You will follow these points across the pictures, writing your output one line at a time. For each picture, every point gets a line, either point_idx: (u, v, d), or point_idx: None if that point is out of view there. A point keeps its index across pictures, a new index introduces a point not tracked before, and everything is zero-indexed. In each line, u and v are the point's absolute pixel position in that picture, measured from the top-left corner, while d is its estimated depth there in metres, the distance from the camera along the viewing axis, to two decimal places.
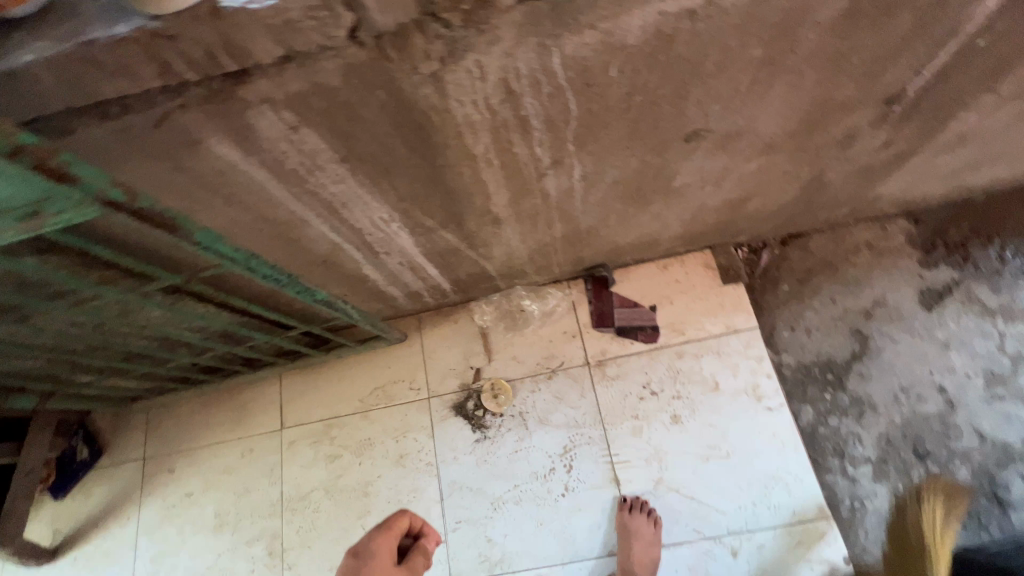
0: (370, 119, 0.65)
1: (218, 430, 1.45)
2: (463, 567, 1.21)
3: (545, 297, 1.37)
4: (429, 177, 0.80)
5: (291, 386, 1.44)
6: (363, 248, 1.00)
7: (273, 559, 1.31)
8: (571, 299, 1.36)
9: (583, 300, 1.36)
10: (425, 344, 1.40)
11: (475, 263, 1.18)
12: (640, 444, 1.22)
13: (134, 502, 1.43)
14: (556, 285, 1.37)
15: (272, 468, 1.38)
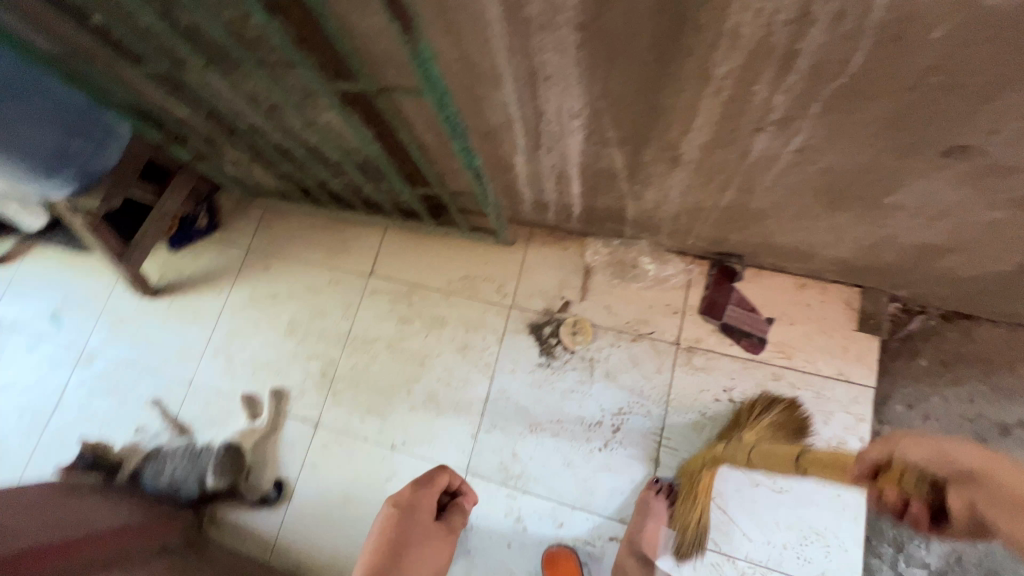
0: None
1: (316, 251, 1.52)
2: (482, 467, 1.26)
3: (663, 263, 1.30)
4: (646, 84, 0.74)
5: (392, 241, 1.48)
6: (530, 135, 0.96)
7: (324, 380, 1.40)
8: (688, 276, 1.29)
9: (700, 282, 1.28)
10: (527, 257, 1.39)
11: (619, 199, 1.13)
12: (694, 440, 1.19)
13: (229, 280, 1.56)
14: (679, 257, 1.30)
15: (349, 305, 1.45)
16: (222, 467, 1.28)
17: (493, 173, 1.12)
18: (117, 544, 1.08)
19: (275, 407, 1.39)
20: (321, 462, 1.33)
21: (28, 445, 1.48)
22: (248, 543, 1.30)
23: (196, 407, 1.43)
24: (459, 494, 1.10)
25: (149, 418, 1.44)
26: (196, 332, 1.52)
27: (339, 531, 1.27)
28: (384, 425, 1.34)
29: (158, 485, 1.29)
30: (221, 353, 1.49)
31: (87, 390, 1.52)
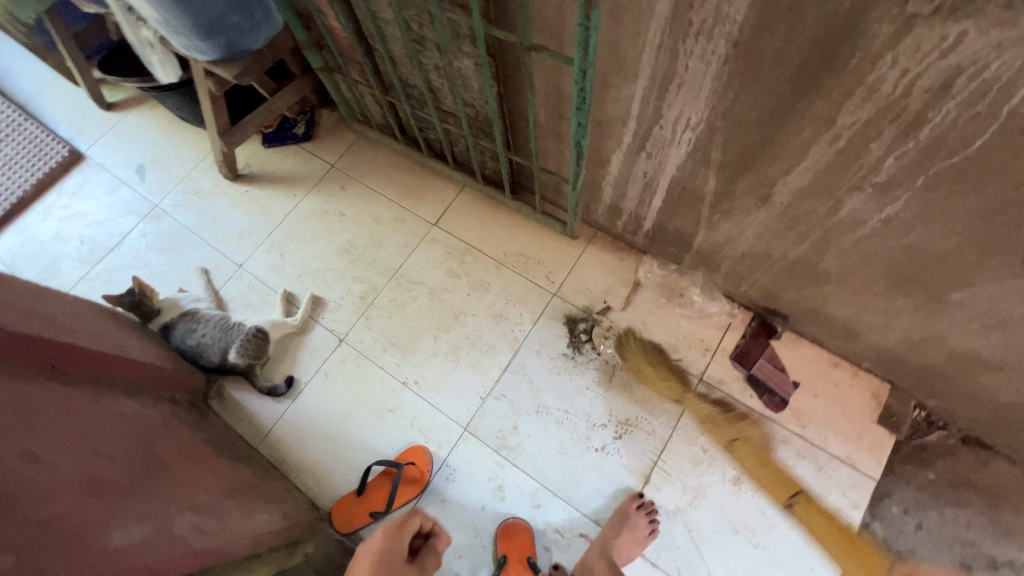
0: (804, 21, 0.66)
1: (392, 188, 1.60)
2: (482, 429, 1.28)
3: (709, 302, 1.34)
4: (770, 114, 0.81)
5: (464, 200, 1.55)
6: (639, 136, 1.03)
7: (361, 303, 1.46)
8: (728, 320, 1.33)
9: (738, 329, 1.32)
10: (584, 254, 1.44)
11: (694, 224, 1.18)
12: (688, 471, 1.21)
13: (304, 187, 1.64)
14: (727, 300, 1.34)
15: (406, 244, 1.52)
16: (244, 349, 1.30)
17: (588, 165, 1.19)
18: (139, 376, 1.15)
19: (309, 311, 1.45)
20: (334, 374, 1.38)
21: (78, 273, 1.57)
22: (242, 425, 1.35)
23: (238, 288, 1.52)
24: (434, 534, 0.95)
25: (194, 284, 1.51)
26: (260, 223, 1.60)
27: (330, 442, 1.31)
28: (402, 361, 1.38)
29: (184, 344, 1.34)
30: (275, 248, 1.56)
31: (146, 242, 1.61)
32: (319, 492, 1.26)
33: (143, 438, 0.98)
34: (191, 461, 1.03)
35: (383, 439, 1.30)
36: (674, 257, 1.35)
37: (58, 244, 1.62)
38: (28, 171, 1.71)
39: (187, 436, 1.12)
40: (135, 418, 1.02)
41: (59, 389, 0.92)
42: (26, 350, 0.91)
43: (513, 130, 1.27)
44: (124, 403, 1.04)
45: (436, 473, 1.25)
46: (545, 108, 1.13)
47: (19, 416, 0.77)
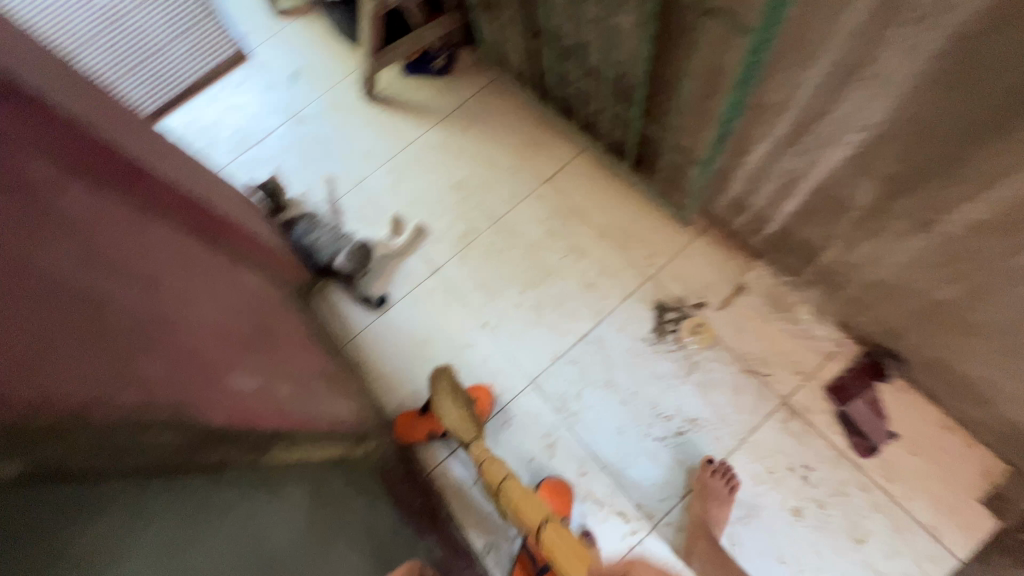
0: None
1: (513, 138, 1.61)
2: (546, 387, 1.31)
3: (816, 324, 1.24)
4: (973, 125, 0.71)
5: (580, 164, 1.53)
6: (796, 128, 0.95)
7: (460, 242, 1.51)
8: (834, 349, 1.22)
9: (842, 362, 1.22)
10: (691, 244, 1.38)
11: (827, 238, 1.08)
12: (747, 487, 1.16)
13: (431, 120, 1.70)
14: (837, 328, 1.23)
15: (514, 195, 1.53)
16: (352, 255, 1.43)
17: (727, 150, 1.12)
18: (264, 257, 1.29)
19: (412, 237, 1.53)
20: (422, 300, 1.46)
21: (226, 159, 1.77)
22: (334, 323, 1.46)
23: (354, 201, 1.63)
24: None
25: (318, 191, 1.65)
26: (385, 146, 1.69)
27: (405, 360, 1.40)
28: (486, 304, 1.42)
29: (302, 239, 1.47)
30: (394, 172, 1.65)
31: (285, 143, 1.76)
32: (387, 402, 1.36)
33: (261, 310, 1.11)
34: (295, 341, 1.16)
35: (452, 371, 1.37)
36: (792, 268, 1.26)
37: (215, 129, 1.83)
38: (203, 60, 1.93)
39: (292, 319, 1.25)
40: (256, 291, 1.16)
41: (209, 251, 1.07)
42: (184, 210, 1.06)
43: (653, 100, 1.22)
44: (251, 276, 1.18)
45: (494, 416, 1.30)
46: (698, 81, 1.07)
47: (176, 263, 0.91)
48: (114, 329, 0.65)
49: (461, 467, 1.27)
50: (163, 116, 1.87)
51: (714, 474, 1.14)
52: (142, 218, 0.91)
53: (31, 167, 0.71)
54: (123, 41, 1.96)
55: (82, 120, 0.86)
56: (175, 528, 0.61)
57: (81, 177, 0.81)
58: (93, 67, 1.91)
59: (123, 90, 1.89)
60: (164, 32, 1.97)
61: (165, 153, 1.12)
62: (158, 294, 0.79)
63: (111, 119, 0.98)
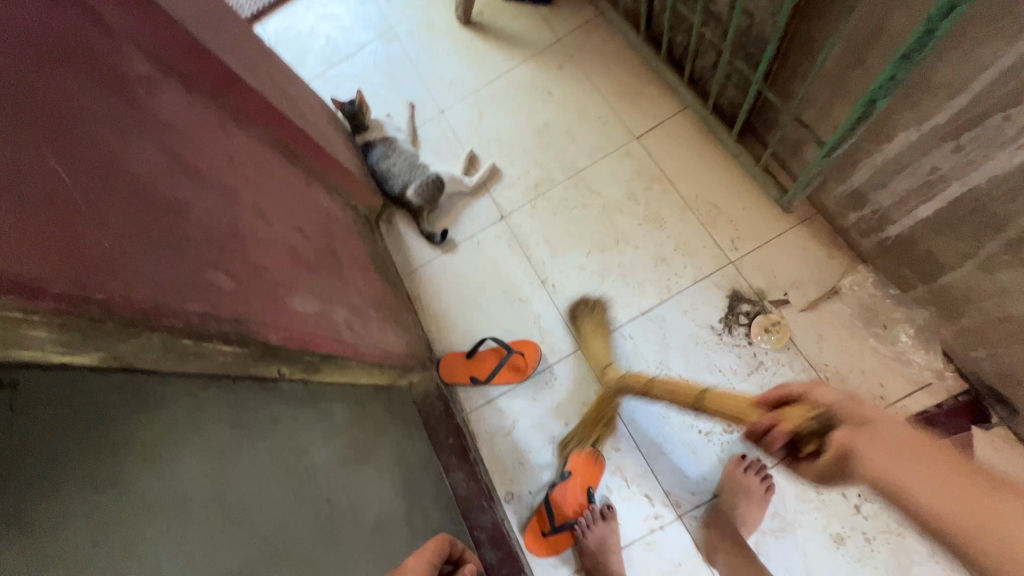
0: None
1: (609, 84, 1.47)
2: (596, 355, 1.27)
3: (917, 349, 1.09)
4: None
5: (679, 123, 1.37)
6: (961, 119, 0.77)
7: (533, 190, 1.44)
8: (930, 380, 1.08)
9: (937, 395, 1.07)
10: (787, 234, 1.23)
11: (962, 255, 0.91)
12: (788, 500, 1.09)
13: (525, 53, 1.58)
14: (942, 358, 1.07)
15: (599, 148, 1.42)
16: (421, 191, 1.39)
17: (861, 133, 0.95)
18: (339, 178, 1.31)
19: (485, 178, 1.47)
20: (485, 245, 1.43)
21: (317, 70, 1.76)
22: (398, 254, 1.48)
23: (433, 131, 1.58)
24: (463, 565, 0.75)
25: (400, 115, 1.61)
26: (472, 76, 1.61)
27: (460, 301, 1.40)
28: (549, 260, 1.37)
29: (378, 165, 1.46)
30: (477, 106, 1.57)
31: (374, 61, 1.72)
32: (436, 339, 1.38)
33: (330, 232, 1.14)
34: (357, 267, 1.18)
35: (504, 321, 1.35)
36: (903, 281, 1.09)
37: (309, 39, 1.81)
38: None
39: (357, 245, 1.27)
40: (327, 212, 1.18)
41: (286, 167, 1.08)
42: (272, 123, 1.08)
43: (782, 60, 1.04)
44: (323, 197, 1.20)
45: (538, 373, 1.29)
46: (845, 43, 0.89)
47: (256, 176, 0.93)
48: (191, 236, 0.67)
49: (496, 415, 1.29)
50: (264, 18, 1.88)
51: (746, 469, 1.10)
52: (229, 126, 0.93)
53: (124, 65, 0.72)
54: None
55: (181, 18, 0.86)
56: (223, 433, 0.65)
57: (172, 80, 0.83)
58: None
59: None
60: None
61: (258, 58, 1.11)
62: (235, 206, 0.81)
63: (211, 18, 0.98)
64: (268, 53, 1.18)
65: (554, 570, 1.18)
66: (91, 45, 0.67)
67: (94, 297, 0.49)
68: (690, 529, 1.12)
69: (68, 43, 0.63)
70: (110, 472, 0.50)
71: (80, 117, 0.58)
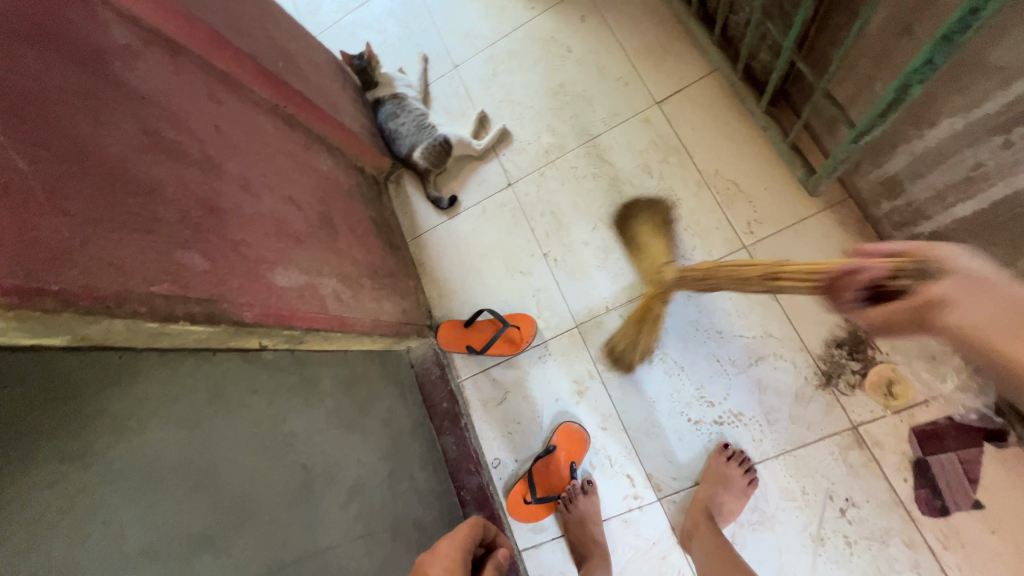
0: None
1: (634, 40, 1.34)
2: (592, 334, 1.25)
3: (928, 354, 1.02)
4: None
5: (705, 88, 1.25)
6: (1014, 110, 0.65)
7: (543, 156, 1.37)
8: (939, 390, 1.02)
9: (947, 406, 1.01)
10: (809, 221, 1.13)
11: (1000, 262, 0.81)
12: (770, 496, 1.08)
13: (546, 3, 1.46)
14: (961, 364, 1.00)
15: (615, 112, 1.32)
16: (428, 153, 1.35)
17: (897, 116, 0.83)
18: (342, 139, 1.29)
19: (494, 142, 1.41)
20: (490, 213, 1.39)
21: (333, 18, 1.69)
22: (404, 217, 1.48)
23: (445, 88, 1.51)
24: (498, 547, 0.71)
25: (412, 69, 1.54)
26: (489, 27, 1.50)
27: (461, 270, 1.39)
28: (553, 233, 1.33)
29: (386, 124, 1.43)
30: (492, 61, 1.48)
31: (390, 8, 1.63)
32: (437, 305, 1.40)
33: (327, 199, 1.14)
34: (354, 234, 1.19)
35: (504, 293, 1.34)
36: None
37: None
38: None
39: (358, 210, 1.27)
40: (326, 177, 1.18)
41: (283, 131, 1.08)
42: (270, 85, 1.06)
43: (818, 25, 0.92)
44: (323, 161, 1.20)
45: (532, 347, 1.29)
46: (890, 10, 0.76)
47: (246, 144, 0.93)
48: (162, 218, 0.69)
49: (489, 385, 1.32)
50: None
51: (729, 459, 1.09)
52: (220, 91, 0.92)
53: (99, 34, 0.71)
54: None
55: None
56: (201, 403, 0.69)
57: (157, 46, 0.82)
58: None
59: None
60: None
61: (258, 14, 1.08)
62: (218, 179, 0.82)
63: None
64: (269, 6, 1.14)
65: (532, 536, 1.24)
66: (70, 19, 0.67)
67: (50, 289, 0.53)
68: (668, 513, 1.14)
69: (36, 15, 0.62)
70: (81, 444, 0.53)
71: (46, 96, 0.59)
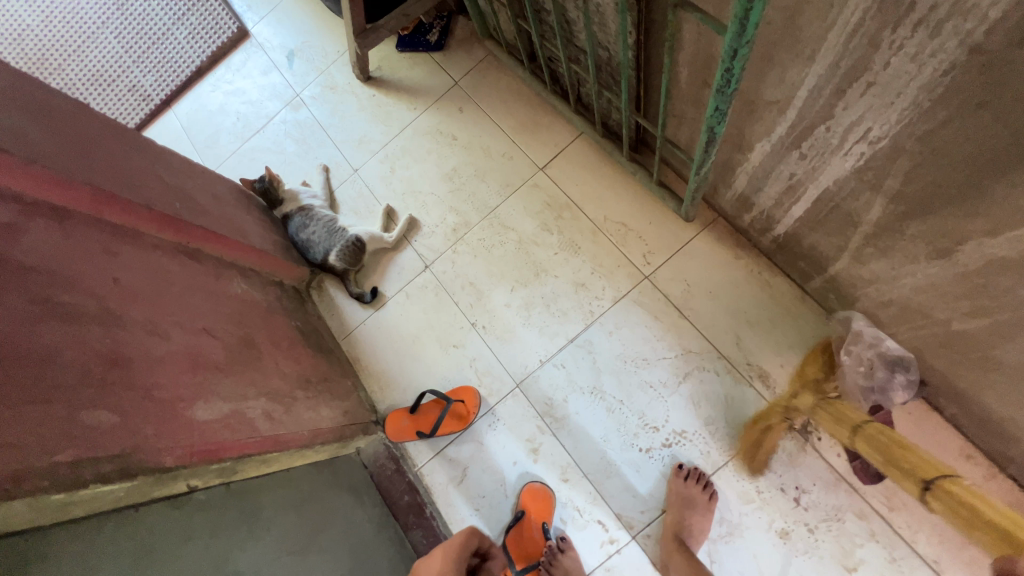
0: None
1: (509, 120, 1.50)
2: (534, 390, 1.29)
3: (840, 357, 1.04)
4: (996, 155, 0.57)
5: (578, 149, 1.41)
6: (795, 131, 0.80)
7: (452, 235, 1.46)
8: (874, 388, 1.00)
9: (885, 397, 1.01)
10: (693, 242, 1.27)
11: (837, 248, 0.94)
12: (731, 504, 1.12)
13: (426, 101, 1.61)
14: (870, 346, 1.00)
15: (508, 184, 1.45)
16: (343, 254, 1.40)
17: (719, 148, 0.98)
18: (255, 260, 1.32)
19: (404, 231, 1.49)
20: (414, 297, 1.44)
21: (231, 147, 1.77)
22: (332, 319, 1.50)
23: (350, 192, 1.60)
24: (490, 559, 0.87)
25: (315, 180, 1.63)
26: (379, 131, 1.63)
27: (397, 357, 1.41)
28: (476, 304, 1.39)
29: (298, 236, 1.48)
30: (388, 160, 1.59)
31: (285, 129, 1.73)
32: (380, 398, 1.40)
33: (245, 321, 1.15)
34: (278, 349, 1.19)
35: (442, 370, 1.37)
36: (802, 272, 1.12)
37: (220, 116, 1.82)
38: (206, 44, 1.89)
39: (281, 323, 1.29)
40: (241, 300, 1.19)
41: (188, 265, 1.10)
42: (168, 227, 1.08)
43: (643, 88, 1.09)
44: (237, 285, 1.22)
45: (481, 417, 1.31)
46: (687, 71, 0.92)
47: (150, 288, 0.95)
48: (56, 383, 0.68)
49: (447, 466, 1.30)
50: (152, 125, 1.87)
51: (686, 479, 1.13)
52: (116, 243, 0.94)
53: None
54: (131, 27, 1.94)
55: (39, 154, 0.85)
56: (125, 567, 0.64)
57: (44, 215, 0.83)
58: (71, 80, 1.90)
59: (106, 104, 1.88)
60: (166, 15, 1.94)
61: (146, 164, 1.13)
62: (121, 330, 0.82)
63: (78, 141, 0.97)
64: (157, 156, 1.19)
65: None
66: None
67: None
68: (645, 548, 1.14)
69: None
70: None
71: None
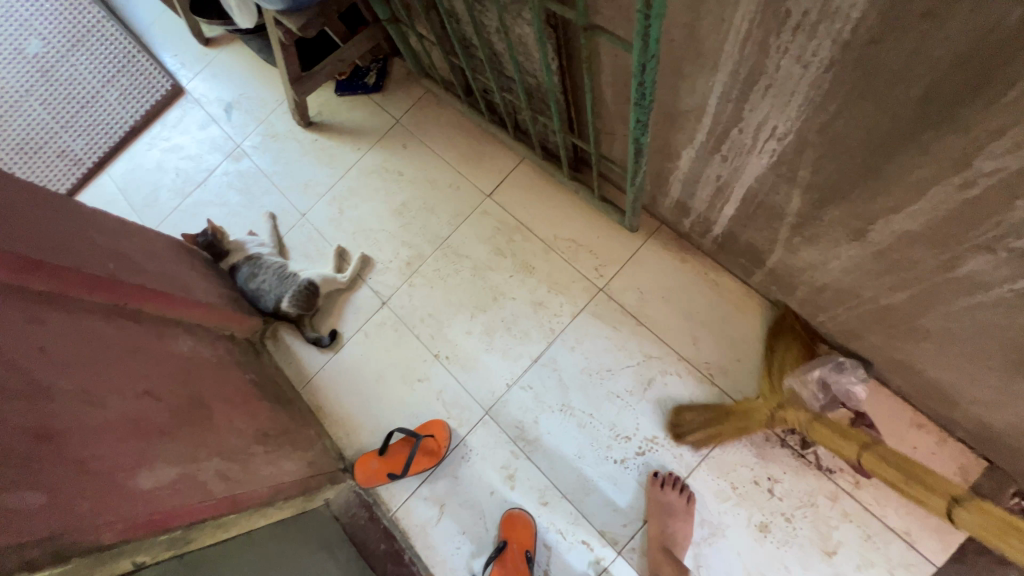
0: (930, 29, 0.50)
1: (452, 152, 1.54)
2: (503, 415, 1.27)
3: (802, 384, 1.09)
4: (885, 138, 0.62)
5: (521, 173, 1.45)
6: (713, 136, 0.85)
7: (406, 268, 1.46)
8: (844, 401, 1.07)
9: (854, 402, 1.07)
10: (641, 251, 1.31)
11: (770, 242, 0.99)
12: (710, 505, 1.12)
13: (369, 141, 1.63)
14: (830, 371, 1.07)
15: (457, 214, 1.47)
16: (296, 299, 1.36)
17: (650, 158, 1.02)
18: (202, 316, 1.27)
19: (358, 270, 1.48)
20: (374, 335, 1.42)
21: (171, 204, 1.72)
22: (291, 368, 1.45)
23: (300, 237, 1.58)
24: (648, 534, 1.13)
25: (262, 228, 1.60)
26: (325, 174, 1.63)
27: (361, 399, 1.37)
28: (438, 335, 1.38)
29: (248, 285, 1.44)
30: (337, 202, 1.59)
31: (227, 181, 1.71)
32: (346, 444, 1.34)
33: (193, 379, 1.10)
34: (232, 405, 1.14)
35: (409, 407, 1.34)
36: (744, 268, 1.17)
37: (157, 173, 1.78)
38: (138, 103, 1.86)
39: (234, 378, 1.23)
40: (188, 358, 1.14)
41: (125, 328, 1.04)
42: (103, 289, 1.03)
43: (573, 109, 1.14)
44: (183, 343, 1.17)
45: (453, 451, 1.27)
46: (610, 90, 0.98)
47: (83, 354, 0.89)
48: None
49: (422, 506, 1.25)
50: (84, 189, 1.80)
51: (662, 486, 1.13)
52: (44, 311, 0.89)
53: None
54: (58, 93, 1.90)
55: None
56: None
57: None
58: None
59: (34, 173, 1.81)
60: (94, 78, 1.91)
61: (76, 229, 1.08)
62: (50, 403, 0.77)
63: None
64: (89, 220, 1.15)
65: None
66: None
67: None
68: (632, 562, 1.13)
69: None
70: None
71: None
